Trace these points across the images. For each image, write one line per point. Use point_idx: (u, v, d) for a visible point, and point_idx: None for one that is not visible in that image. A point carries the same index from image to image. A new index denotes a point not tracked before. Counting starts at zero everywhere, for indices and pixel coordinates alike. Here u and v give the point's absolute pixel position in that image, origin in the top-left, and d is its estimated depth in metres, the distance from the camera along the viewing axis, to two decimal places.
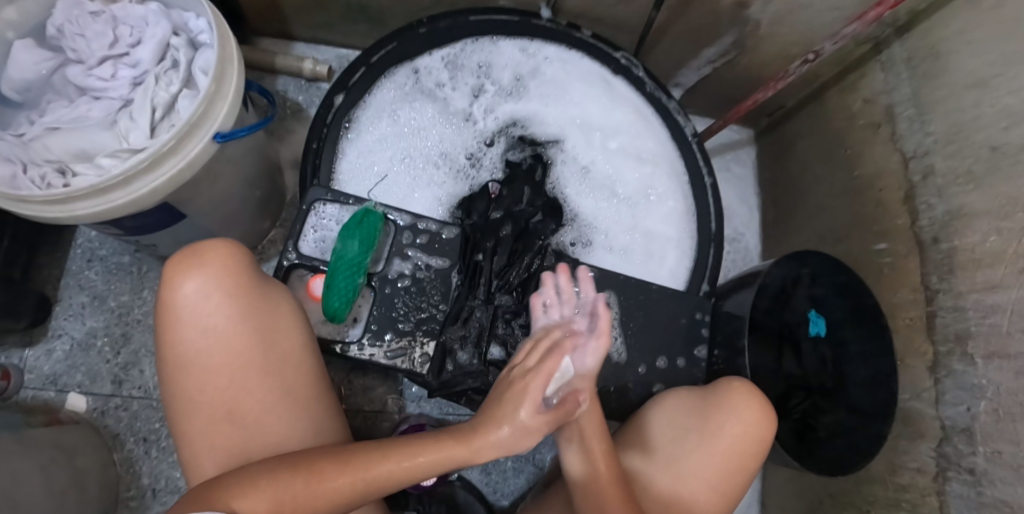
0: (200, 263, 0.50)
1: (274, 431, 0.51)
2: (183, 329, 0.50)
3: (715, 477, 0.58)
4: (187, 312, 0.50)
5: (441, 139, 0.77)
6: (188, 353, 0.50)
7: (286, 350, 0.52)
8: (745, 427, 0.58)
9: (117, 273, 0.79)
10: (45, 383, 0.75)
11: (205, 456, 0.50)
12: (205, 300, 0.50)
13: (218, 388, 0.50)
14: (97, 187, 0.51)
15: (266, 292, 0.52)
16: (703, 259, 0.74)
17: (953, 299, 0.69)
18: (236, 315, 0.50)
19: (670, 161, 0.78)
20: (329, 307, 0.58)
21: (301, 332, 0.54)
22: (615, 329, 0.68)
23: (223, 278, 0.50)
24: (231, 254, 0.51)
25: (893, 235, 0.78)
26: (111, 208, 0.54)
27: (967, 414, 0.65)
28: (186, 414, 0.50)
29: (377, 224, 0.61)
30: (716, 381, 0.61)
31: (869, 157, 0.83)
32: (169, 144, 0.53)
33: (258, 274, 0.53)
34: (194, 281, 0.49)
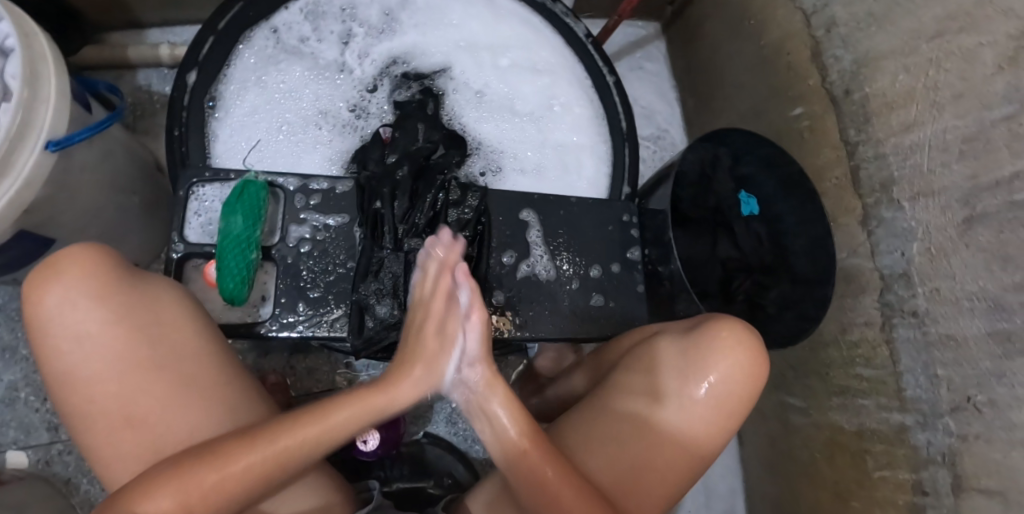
0: (59, 273, 0.46)
1: (181, 429, 0.47)
2: (58, 345, 0.46)
3: (692, 434, 0.54)
4: (56, 327, 0.46)
5: (318, 95, 0.70)
6: (70, 368, 0.46)
7: (179, 344, 0.49)
8: (731, 378, 0.54)
9: (20, 318, 0.74)
10: None
11: (116, 471, 0.46)
12: (73, 307, 0.46)
13: (111, 396, 0.46)
14: None
15: (141, 287, 0.49)
16: (620, 159, 0.73)
17: (874, 148, 0.68)
18: (113, 316, 0.47)
19: (567, 67, 0.76)
20: (225, 290, 0.55)
21: (193, 323, 0.51)
22: (540, 247, 0.66)
23: (87, 282, 0.46)
24: (92, 257, 0.47)
25: (807, 97, 0.76)
26: None
27: (903, 259, 0.65)
28: (84, 431, 0.46)
29: (259, 194, 0.58)
30: (706, 323, 0.55)
31: (773, 21, 0.79)
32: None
33: (128, 271, 0.49)
34: (54, 293, 0.46)
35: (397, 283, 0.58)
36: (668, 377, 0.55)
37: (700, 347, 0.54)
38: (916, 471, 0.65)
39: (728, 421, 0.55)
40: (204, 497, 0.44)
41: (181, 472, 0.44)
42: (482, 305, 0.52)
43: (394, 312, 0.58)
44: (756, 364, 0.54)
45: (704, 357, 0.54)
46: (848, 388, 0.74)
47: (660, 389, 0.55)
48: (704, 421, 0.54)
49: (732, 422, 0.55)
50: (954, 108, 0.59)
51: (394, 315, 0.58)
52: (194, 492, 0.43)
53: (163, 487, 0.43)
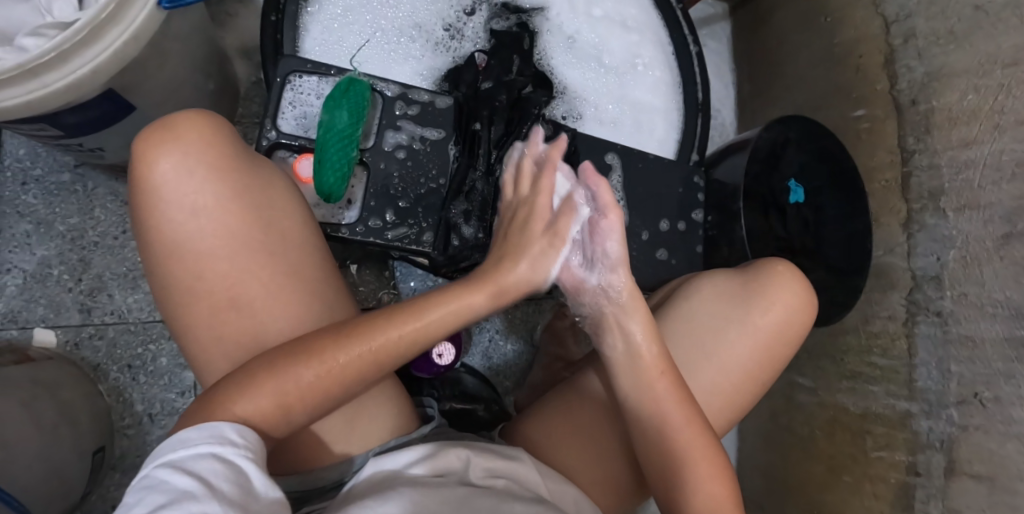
0: (176, 138, 0.47)
1: (284, 313, 0.49)
2: (169, 211, 0.46)
3: (750, 362, 0.59)
4: (169, 192, 0.46)
5: (414, 8, 0.71)
6: (180, 237, 0.47)
7: (282, 230, 0.51)
8: (787, 313, 0.59)
9: (60, 194, 0.70)
10: (4, 321, 0.67)
11: (214, 348, 0.48)
12: (187, 174, 0.47)
13: (218, 272, 0.47)
14: (25, 66, 0.45)
15: (251, 172, 0.50)
16: (692, 128, 0.77)
17: (929, 158, 0.73)
18: (227, 187, 0.48)
19: (655, 29, 0.78)
20: (323, 185, 0.57)
21: (294, 211, 0.53)
22: (619, 192, 0.71)
23: (203, 151, 0.47)
24: (206, 128, 0.48)
25: (871, 101, 0.80)
26: (46, 95, 0.47)
27: (937, 263, 0.71)
28: (186, 305, 0.47)
29: (365, 94, 0.59)
30: (758, 266, 0.60)
31: (849, 22, 0.82)
32: (105, 9, 0.47)
33: (242, 148, 0.50)
34: (171, 156, 0.46)
35: (485, 206, 0.64)
36: (723, 313, 0.60)
37: (755, 286, 0.59)
38: (913, 454, 0.71)
39: (777, 356, 0.60)
40: (300, 399, 0.43)
41: (277, 369, 0.43)
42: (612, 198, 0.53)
43: (479, 233, 0.63)
44: (806, 308, 0.59)
45: (761, 297, 0.59)
46: (861, 373, 0.81)
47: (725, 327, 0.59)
48: (754, 355, 0.59)
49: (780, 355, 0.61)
50: (1014, 132, 0.63)
51: (478, 236, 0.63)
52: (289, 392, 0.43)
53: (257, 384, 0.42)
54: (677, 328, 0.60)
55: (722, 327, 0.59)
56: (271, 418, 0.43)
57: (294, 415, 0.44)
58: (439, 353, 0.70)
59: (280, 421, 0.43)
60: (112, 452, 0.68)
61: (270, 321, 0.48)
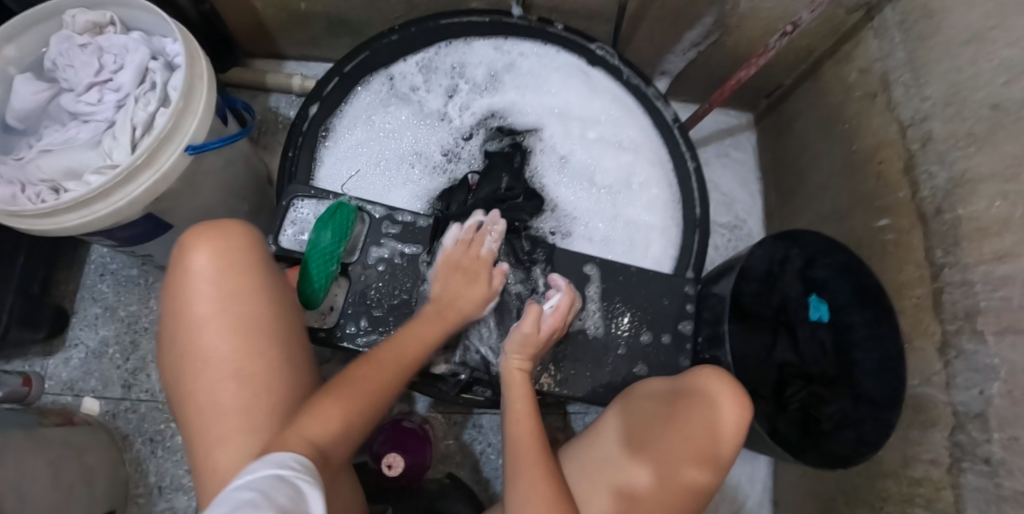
0: (218, 235, 0.55)
1: (282, 386, 0.54)
2: (197, 289, 0.54)
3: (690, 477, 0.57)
4: (200, 276, 0.54)
5: (416, 138, 0.81)
6: (204, 312, 0.53)
7: (283, 319, 0.56)
8: (723, 414, 0.57)
9: (126, 285, 0.84)
10: (63, 389, 0.80)
11: (209, 415, 0.51)
12: (211, 265, 0.54)
13: (229, 346, 0.53)
14: (79, 200, 0.58)
15: (264, 266, 0.57)
16: (690, 243, 0.74)
17: (961, 273, 0.63)
18: (242, 277, 0.55)
19: (653, 147, 0.80)
20: (304, 294, 0.64)
21: (299, 309, 0.59)
22: (595, 303, 0.69)
23: (237, 248, 0.56)
24: (244, 232, 0.57)
25: (894, 209, 0.73)
26: (94, 219, 0.60)
27: (981, 398, 0.60)
28: (190, 368, 0.52)
29: (349, 216, 0.66)
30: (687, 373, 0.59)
31: (867, 128, 0.78)
32: (142, 157, 0.60)
33: (266, 251, 0.58)
34: (213, 248, 0.55)
35: None
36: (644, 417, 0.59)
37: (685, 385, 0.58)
38: None
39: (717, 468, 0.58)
40: (348, 417, 0.51)
41: (334, 395, 0.51)
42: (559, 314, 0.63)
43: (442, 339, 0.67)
44: (738, 397, 0.58)
45: (691, 402, 0.57)
46: None
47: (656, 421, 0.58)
48: (695, 449, 0.57)
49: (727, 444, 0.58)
50: None
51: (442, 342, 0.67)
52: (332, 415, 0.50)
53: (324, 411, 0.49)
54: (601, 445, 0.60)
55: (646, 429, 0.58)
56: (337, 439, 0.49)
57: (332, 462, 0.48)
58: (390, 465, 0.67)
59: (344, 433, 0.50)
60: None
61: (260, 400, 0.52)
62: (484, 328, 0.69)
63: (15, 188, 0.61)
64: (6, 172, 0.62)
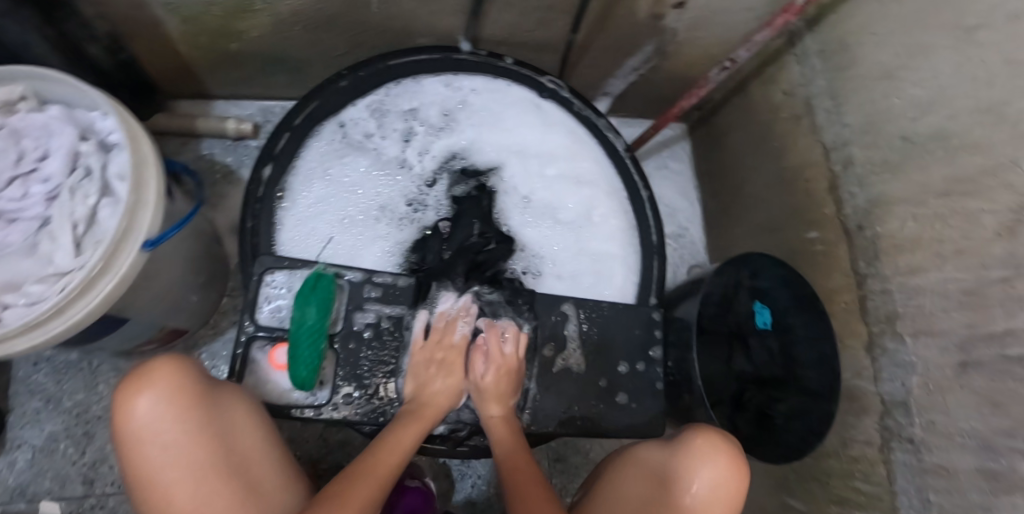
0: (150, 381, 0.52)
1: None
2: (144, 444, 0.51)
3: None
4: (143, 429, 0.51)
5: (378, 190, 0.77)
6: (155, 467, 0.51)
7: (247, 449, 0.55)
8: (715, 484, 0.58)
9: (67, 371, 0.77)
10: (14, 495, 0.73)
11: None
12: (159, 414, 0.51)
13: (190, 500, 0.51)
14: (29, 324, 0.49)
15: (219, 397, 0.54)
16: (648, 273, 0.77)
17: (881, 283, 0.74)
18: (193, 417, 0.52)
19: (609, 180, 0.82)
20: (296, 377, 0.59)
21: (260, 433, 0.57)
22: (574, 341, 0.69)
23: (175, 392, 0.52)
24: (179, 369, 0.53)
25: (822, 224, 0.83)
26: (48, 342, 0.51)
27: (903, 388, 0.71)
28: None
29: (330, 286, 0.62)
30: (681, 435, 0.61)
31: (794, 148, 0.87)
32: (97, 265, 0.51)
33: (209, 381, 0.55)
34: (147, 398, 0.51)
35: None
36: (649, 493, 0.60)
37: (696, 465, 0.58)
38: None
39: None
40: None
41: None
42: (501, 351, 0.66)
43: None
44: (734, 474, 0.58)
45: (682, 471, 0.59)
46: (847, 499, 0.79)
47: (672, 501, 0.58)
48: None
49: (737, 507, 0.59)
50: (956, 261, 0.65)
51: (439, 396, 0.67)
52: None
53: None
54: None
55: (666, 510, 0.59)
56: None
57: None
58: None
59: None
60: None
61: None
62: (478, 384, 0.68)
63: None
64: None
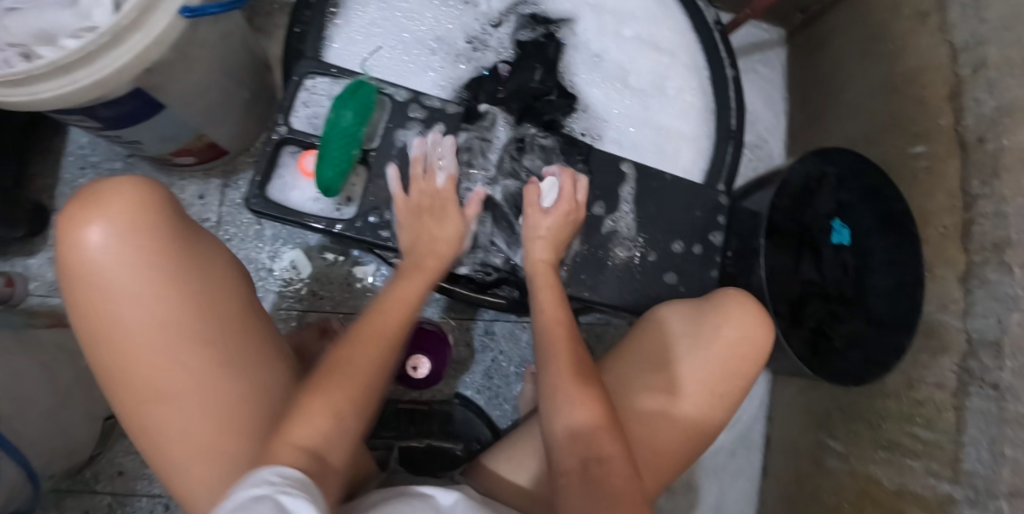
0: (101, 207, 0.44)
1: (230, 400, 0.46)
2: (100, 283, 0.44)
3: (714, 381, 0.57)
4: (99, 264, 0.44)
5: (437, 21, 0.71)
6: (115, 314, 0.44)
7: (218, 310, 0.48)
8: (744, 332, 0.57)
9: (110, 180, 0.78)
10: (50, 290, 0.76)
11: (160, 435, 0.45)
12: (111, 246, 0.44)
13: (156, 356, 0.45)
14: (56, 64, 0.47)
15: (181, 238, 0.47)
16: (721, 156, 0.71)
17: (995, 204, 0.61)
18: (148, 252, 0.45)
19: (691, 52, 0.74)
20: (322, 178, 0.55)
21: (236, 294, 0.50)
22: (628, 204, 0.65)
23: (128, 223, 0.44)
24: (139, 199, 0.45)
25: (933, 136, 0.70)
26: (75, 91, 0.49)
27: (997, 326, 0.59)
28: (120, 385, 0.45)
29: (371, 96, 0.58)
30: (713, 290, 0.59)
31: (912, 49, 0.73)
32: (128, 16, 0.48)
33: (174, 221, 0.47)
34: (97, 228, 0.43)
35: None
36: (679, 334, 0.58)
37: (706, 305, 0.58)
38: None
39: (740, 383, 0.58)
40: (350, 400, 0.46)
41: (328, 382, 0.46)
42: (569, 195, 0.60)
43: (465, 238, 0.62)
44: (764, 327, 0.57)
45: (715, 316, 0.57)
46: (900, 445, 0.70)
47: (665, 368, 0.58)
48: (728, 372, 0.57)
49: (749, 378, 0.58)
50: None
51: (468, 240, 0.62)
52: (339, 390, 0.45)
53: (311, 409, 0.43)
54: (628, 355, 0.61)
55: (694, 346, 0.58)
56: (331, 440, 0.43)
57: (344, 423, 0.45)
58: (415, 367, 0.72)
59: (339, 431, 0.44)
60: (124, 421, 0.76)
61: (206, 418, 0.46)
62: (514, 229, 0.63)
63: None
64: None
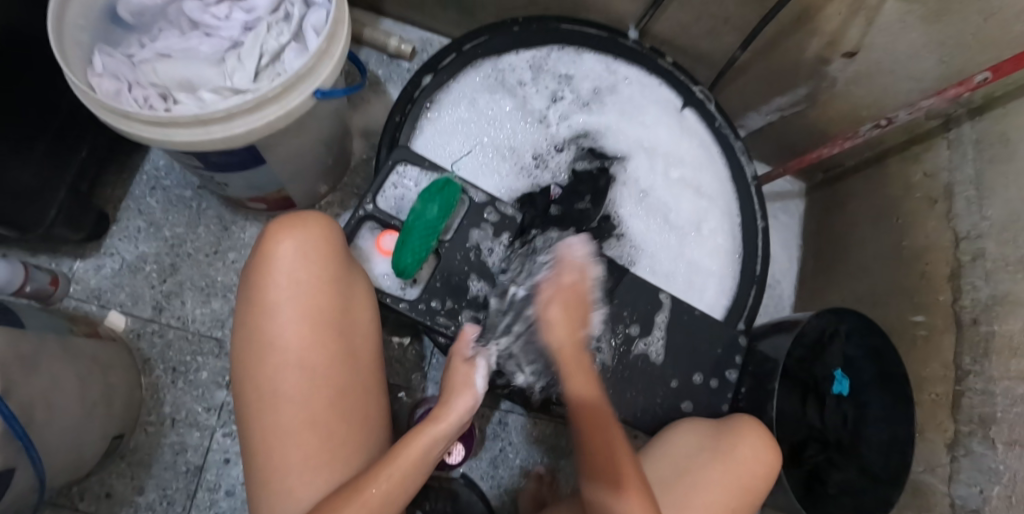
0: (302, 228, 0.52)
1: (331, 422, 0.51)
2: (275, 282, 0.51)
3: (728, 495, 0.61)
4: (283, 269, 0.51)
5: (513, 134, 0.80)
6: (279, 313, 0.51)
7: (356, 343, 0.54)
8: (756, 452, 0.62)
9: (177, 205, 0.82)
10: (89, 296, 0.77)
11: (264, 426, 0.50)
12: (296, 262, 0.52)
13: (294, 362, 0.51)
14: (200, 119, 0.53)
15: (348, 276, 0.54)
16: (743, 299, 0.78)
17: (984, 382, 0.67)
18: (326, 280, 0.52)
19: (727, 200, 0.83)
20: (400, 262, 0.61)
21: (371, 333, 0.56)
22: (660, 330, 0.71)
23: (317, 246, 0.52)
24: (329, 232, 0.54)
25: (931, 309, 0.77)
26: (205, 141, 0.55)
27: (980, 496, 0.64)
28: (255, 370, 0.51)
29: (455, 194, 0.64)
30: (730, 415, 0.66)
31: (920, 229, 0.81)
32: (274, 91, 0.54)
33: (346, 254, 0.55)
34: (292, 243, 0.52)
35: None
36: (698, 446, 0.63)
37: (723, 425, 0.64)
38: None
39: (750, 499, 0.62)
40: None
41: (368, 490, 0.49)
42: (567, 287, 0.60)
43: None
44: (773, 450, 0.63)
45: (732, 434, 0.63)
46: None
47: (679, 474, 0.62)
48: (742, 487, 0.62)
49: (756, 495, 0.63)
50: None
51: None
52: (373, 503, 0.48)
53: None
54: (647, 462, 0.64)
55: (712, 457, 0.62)
56: None
57: None
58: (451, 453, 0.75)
59: None
60: (127, 443, 0.75)
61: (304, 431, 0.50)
62: None
63: (121, 85, 0.56)
64: (116, 66, 0.57)
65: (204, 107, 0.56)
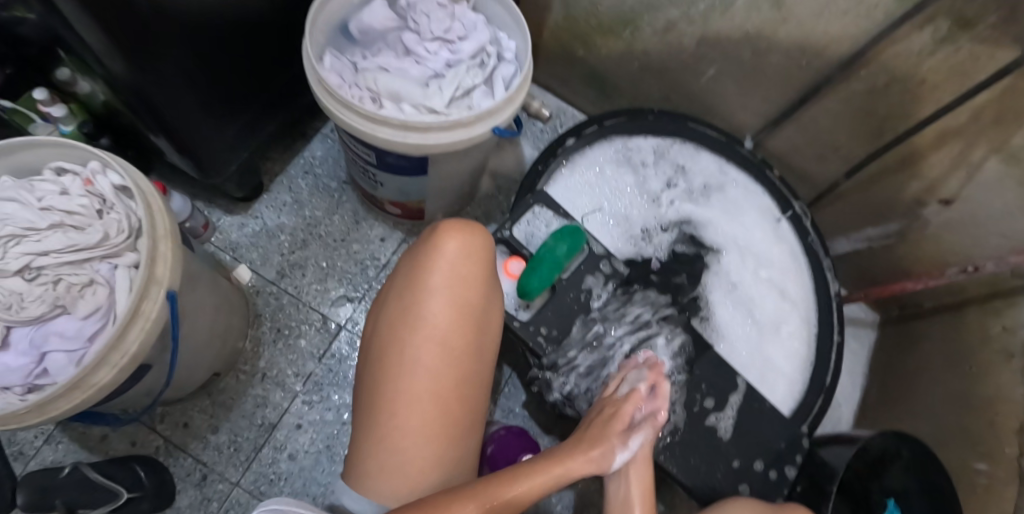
0: (467, 235, 0.60)
1: (448, 409, 0.58)
2: (434, 274, 0.59)
3: None
4: (444, 264, 0.59)
5: (628, 205, 0.89)
6: (431, 299, 0.58)
7: (482, 343, 0.61)
8: None
9: (322, 191, 0.94)
10: (226, 247, 0.89)
11: (392, 392, 0.57)
12: (456, 262, 0.59)
13: (434, 346, 0.58)
14: (405, 124, 0.64)
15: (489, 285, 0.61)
16: (811, 402, 0.81)
17: None
18: (474, 282, 0.60)
19: (808, 308, 0.87)
20: (526, 285, 0.73)
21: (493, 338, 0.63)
22: (731, 410, 0.77)
23: (474, 253, 0.60)
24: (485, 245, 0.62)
25: (996, 459, 0.78)
26: (399, 143, 0.65)
27: None
28: (398, 342, 0.58)
29: (581, 240, 0.77)
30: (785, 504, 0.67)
31: (993, 380, 0.82)
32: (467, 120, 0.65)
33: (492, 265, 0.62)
34: (456, 245, 0.59)
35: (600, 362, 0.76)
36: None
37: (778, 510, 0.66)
38: None
39: None
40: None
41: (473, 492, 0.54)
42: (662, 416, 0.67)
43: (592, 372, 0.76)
44: None
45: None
46: None
47: None
48: None
49: None
50: None
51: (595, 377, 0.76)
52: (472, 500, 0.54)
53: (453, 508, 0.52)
54: None
55: None
56: None
57: None
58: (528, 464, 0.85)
59: None
60: (216, 382, 0.84)
61: (425, 410, 0.57)
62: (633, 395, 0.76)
63: (343, 82, 0.68)
64: (342, 69, 0.69)
65: (405, 116, 0.67)
